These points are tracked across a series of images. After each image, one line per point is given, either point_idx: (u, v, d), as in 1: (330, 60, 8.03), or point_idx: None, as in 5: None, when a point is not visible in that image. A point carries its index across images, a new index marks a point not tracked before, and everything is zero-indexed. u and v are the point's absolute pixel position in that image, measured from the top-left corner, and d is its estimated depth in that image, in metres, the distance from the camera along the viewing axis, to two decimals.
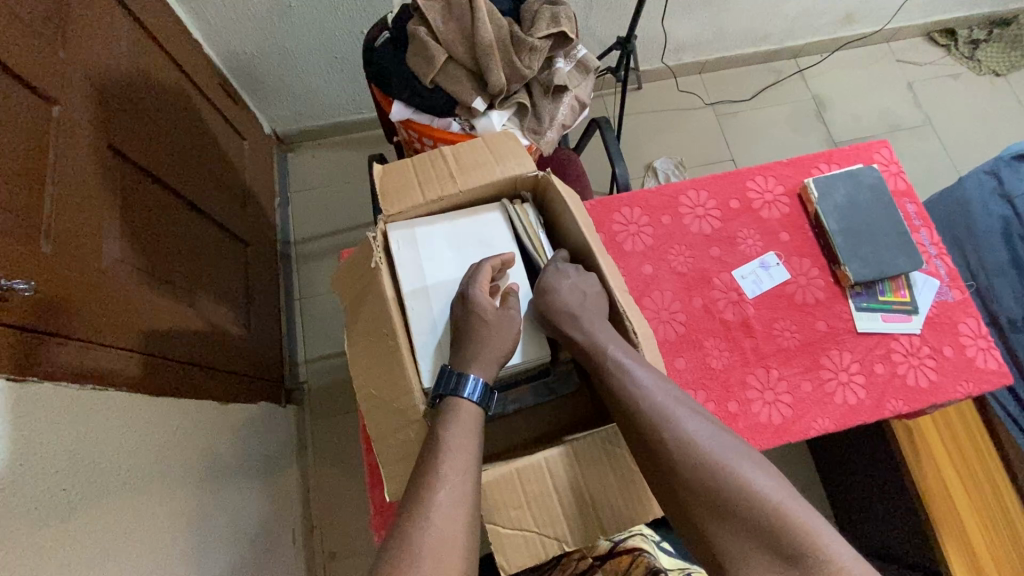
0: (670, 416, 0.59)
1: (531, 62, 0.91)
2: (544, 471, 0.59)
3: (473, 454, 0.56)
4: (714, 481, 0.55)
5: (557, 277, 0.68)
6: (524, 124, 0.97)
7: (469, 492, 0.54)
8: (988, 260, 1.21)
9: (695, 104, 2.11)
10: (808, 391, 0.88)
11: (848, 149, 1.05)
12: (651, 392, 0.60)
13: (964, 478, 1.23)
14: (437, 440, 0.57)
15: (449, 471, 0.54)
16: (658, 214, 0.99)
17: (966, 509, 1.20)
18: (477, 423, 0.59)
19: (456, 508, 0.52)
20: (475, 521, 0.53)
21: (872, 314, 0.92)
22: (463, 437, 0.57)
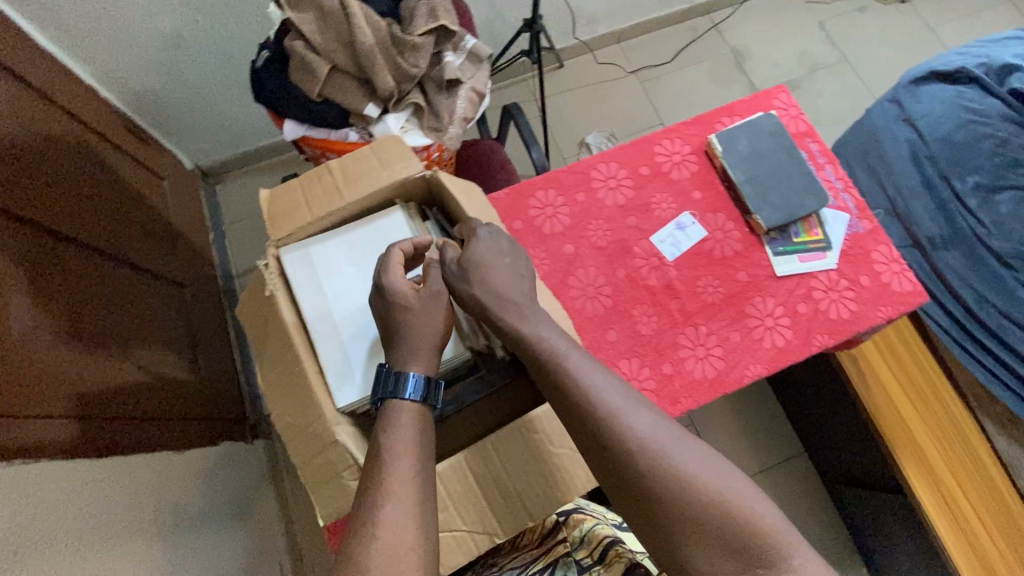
0: (633, 423, 0.56)
1: (417, 61, 0.90)
2: (466, 471, 0.60)
3: (416, 458, 0.55)
4: (676, 488, 0.53)
5: (478, 245, 0.65)
6: (424, 124, 0.95)
7: (415, 497, 0.53)
8: (902, 185, 1.23)
9: (618, 74, 2.12)
10: (738, 341, 0.90)
11: (747, 100, 1.06)
12: (606, 404, 0.57)
13: (912, 395, 1.28)
14: (380, 453, 0.55)
15: (392, 483, 0.53)
16: (572, 192, 1.00)
17: (918, 424, 1.26)
18: (418, 420, 0.58)
19: (403, 519, 0.51)
20: (424, 524, 0.52)
21: (789, 258, 0.95)
22: (404, 441, 0.56)
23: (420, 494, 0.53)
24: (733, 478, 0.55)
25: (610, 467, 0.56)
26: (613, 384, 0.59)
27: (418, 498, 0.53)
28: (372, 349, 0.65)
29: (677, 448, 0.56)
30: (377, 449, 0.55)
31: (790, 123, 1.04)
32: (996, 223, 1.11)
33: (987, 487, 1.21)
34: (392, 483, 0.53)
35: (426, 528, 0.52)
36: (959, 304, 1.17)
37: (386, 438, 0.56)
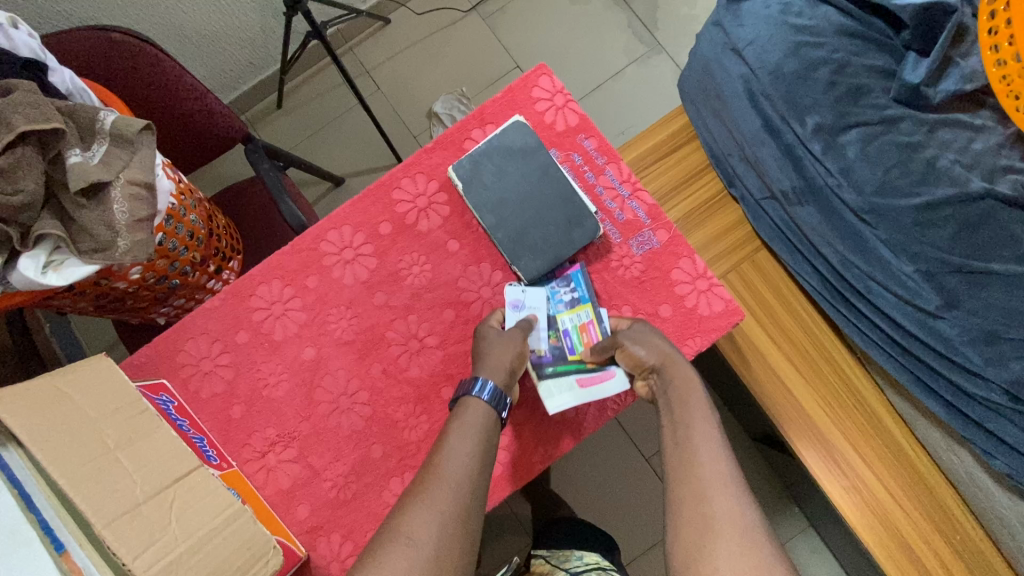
0: (722, 487, 0.59)
1: (18, 183, 0.68)
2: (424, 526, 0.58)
3: (469, 448, 0.64)
4: (735, 550, 0.55)
5: (646, 331, 0.72)
6: (80, 249, 0.73)
7: (458, 483, 0.62)
8: (744, 131, 1.00)
9: (455, 17, 1.77)
10: (521, 426, 0.75)
11: (502, 96, 0.82)
12: (710, 469, 0.61)
13: (806, 372, 1.08)
14: (440, 455, 0.64)
15: (439, 480, 0.62)
16: (302, 277, 0.80)
17: (815, 404, 1.06)
18: (491, 413, 0.68)
19: (433, 517, 0.59)
20: (451, 511, 0.60)
21: (562, 382, 0.73)
22: (465, 432, 0.66)
23: (457, 484, 0.62)
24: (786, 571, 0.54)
25: (687, 512, 0.59)
26: (719, 446, 0.63)
27: (460, 487, 0.62)
28: None
29: (747, 522, 0.57)
30: (437, 454, 0.64)
31: (556, 119, 0.81)
32: (845, 171, 0.92)
33: (898, 457, 1.03)
34: (437, 481, 0.61)
35: (452, 516, 0.59)
36: (825, 261, 0.98)
37: (444, 447, 0.65)
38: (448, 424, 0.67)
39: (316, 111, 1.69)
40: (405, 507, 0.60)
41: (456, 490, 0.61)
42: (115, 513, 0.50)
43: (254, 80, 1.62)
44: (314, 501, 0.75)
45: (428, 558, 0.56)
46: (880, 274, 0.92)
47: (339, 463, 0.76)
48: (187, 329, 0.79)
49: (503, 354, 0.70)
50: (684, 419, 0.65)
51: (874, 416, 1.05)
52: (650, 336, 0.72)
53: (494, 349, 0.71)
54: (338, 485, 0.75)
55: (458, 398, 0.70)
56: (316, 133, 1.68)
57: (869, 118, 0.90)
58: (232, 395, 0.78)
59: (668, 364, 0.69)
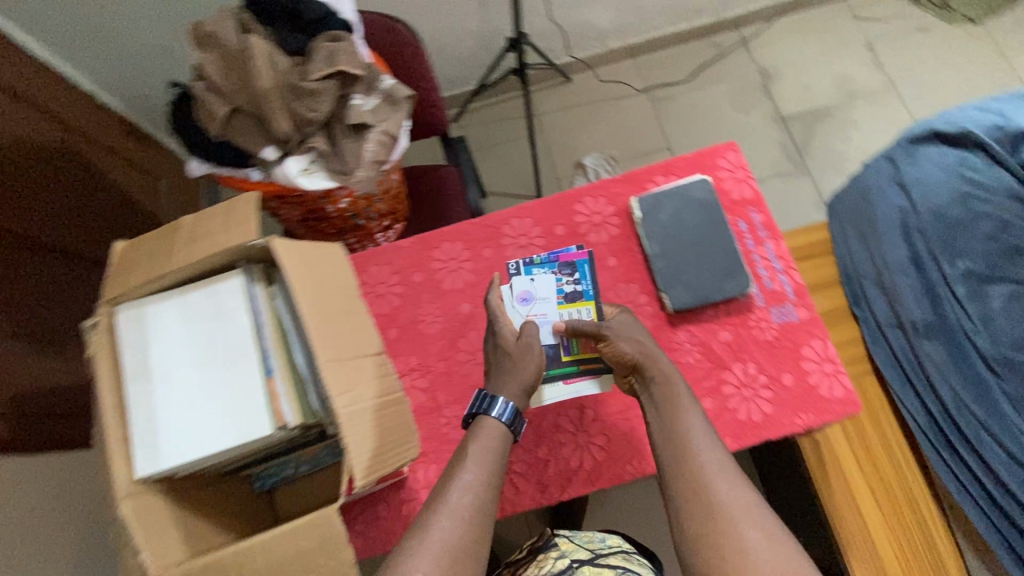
0: (731, 507, 0.62)
1: (317, 105, 0.87)
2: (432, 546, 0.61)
3: (479, 478, 0.67)
4: (741, 536, 0.60)
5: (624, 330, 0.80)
6: (330, 167, 0.92)
7: (464, 514, 0.64)
8: (890, 258, 1.08)
9: (627, 91, 1.98)
10: (625, 433, 0.82)
11: (691, 157, 0.95)
12: (716, 493, 0.63)
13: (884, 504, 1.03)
14: (452, 477, 0.68)
15: (445, 511, 0.64)
16: (480, 247, 0.94)
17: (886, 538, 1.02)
18: (499, 438, 0.72)
19: (450, 530, 0.63)
20: (463, 532, 0.63)
21: (551, 382, 0.84)
22: (475, 461, 0.69)
23: (466, 516, 0.64)
24: (787, 543, 0.60)
25: (691, 506, 0.64)
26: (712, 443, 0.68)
27: (468, 511, 0.65)
28: (181, 418, 0.65)
29: (750, 503, 0.62)
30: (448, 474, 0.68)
31: (733, 188, 0.92)
32: (986, 320, 0.99)
33: None
34: (445, 510, 0.64)
35: (460, 546, 0.62)
36: (939, 404, 1.02)
37: (455, 469, 0.68)
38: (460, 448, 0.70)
39: (485, 132, 1.92)
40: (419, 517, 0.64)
41: (464, 517, 0.64)
42: (333, 354, 0.63)
43: (446, 92, 1.88)
44: (429, 431, 0.85)
45: None
46: (998, 427, 0.97)
47: (459, 406, 0.86)
48: (376, 256, 0.95)
49: (522, 365, 0.78)
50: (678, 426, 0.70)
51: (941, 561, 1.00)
52: (629, 330, 0.80)
53: (516, 362, 0.78)
54: (452, 425, 0.85)
55: (475, 416, 0.75)
56: (479, 149, 1.91)
57: (1016, 279, 0.99)
58: (392, 321, 0.92)
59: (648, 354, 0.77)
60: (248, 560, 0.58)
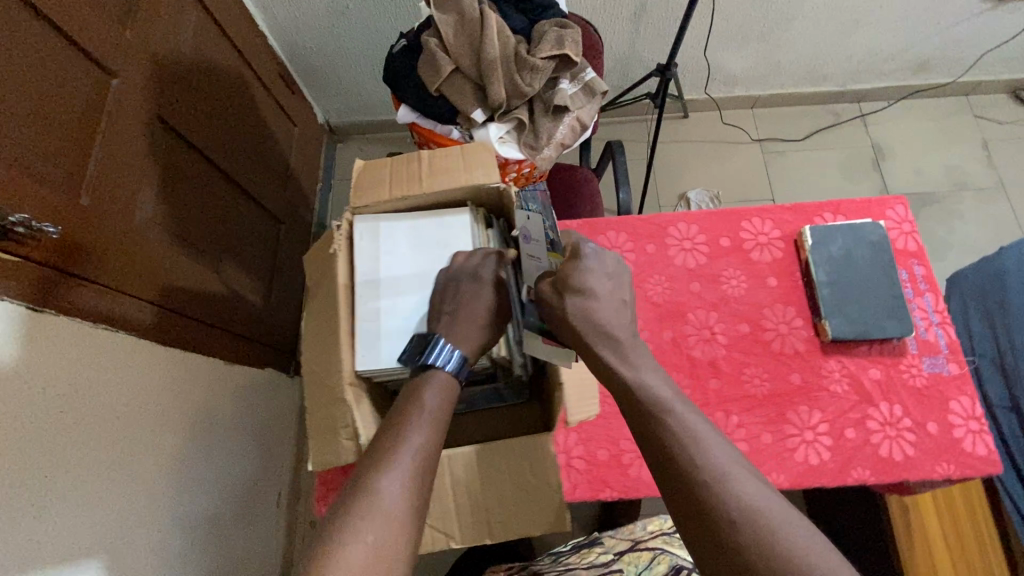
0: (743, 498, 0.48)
1: (532, 81, 0.94)
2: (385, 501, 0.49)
3: (431, 437, 0.55)
4: (765, 543, 0.45)
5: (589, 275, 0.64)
6: (522, 140, 0.99)
7: (414, 470, 0.52)
8: (1018, 340, 1.10)
9: (741, 138, 2.05)
10: (766, 443, 0.85)
11: (859, 202, 0.99)
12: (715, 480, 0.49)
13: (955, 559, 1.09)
14: (392, 445, 0.53)
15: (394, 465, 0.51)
16: (645, 242, 0.99)
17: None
18: (449, 406, 0.59)
19: (386, 520, 0.48)
20: (397, 528, 0.48)
21: None
22: (425, 413, 0.57)
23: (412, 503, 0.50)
24: (841, 558, 0.45)
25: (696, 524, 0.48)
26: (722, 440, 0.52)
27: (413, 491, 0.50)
28: (401, 328, 0.69)
29: (752, 492, 0.48)
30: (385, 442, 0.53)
31: (898, 239, 0.96)
32: None
33: None
34: (397, 464, 0.51)
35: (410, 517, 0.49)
36: None
37: (397, 436, 0.53)
38: (399, 411, 0.56)
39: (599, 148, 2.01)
40: (350, 493, 0.49)
41: (406, 504, 0.49)
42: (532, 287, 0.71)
43: None
44: None
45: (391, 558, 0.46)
46: None
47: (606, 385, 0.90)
48: None
49: (473, 311, 0.66)
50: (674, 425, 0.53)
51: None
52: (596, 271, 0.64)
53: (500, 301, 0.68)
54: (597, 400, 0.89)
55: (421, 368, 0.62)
56: None
57: None
58: None
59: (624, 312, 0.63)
60: (472, 477, 0.60)
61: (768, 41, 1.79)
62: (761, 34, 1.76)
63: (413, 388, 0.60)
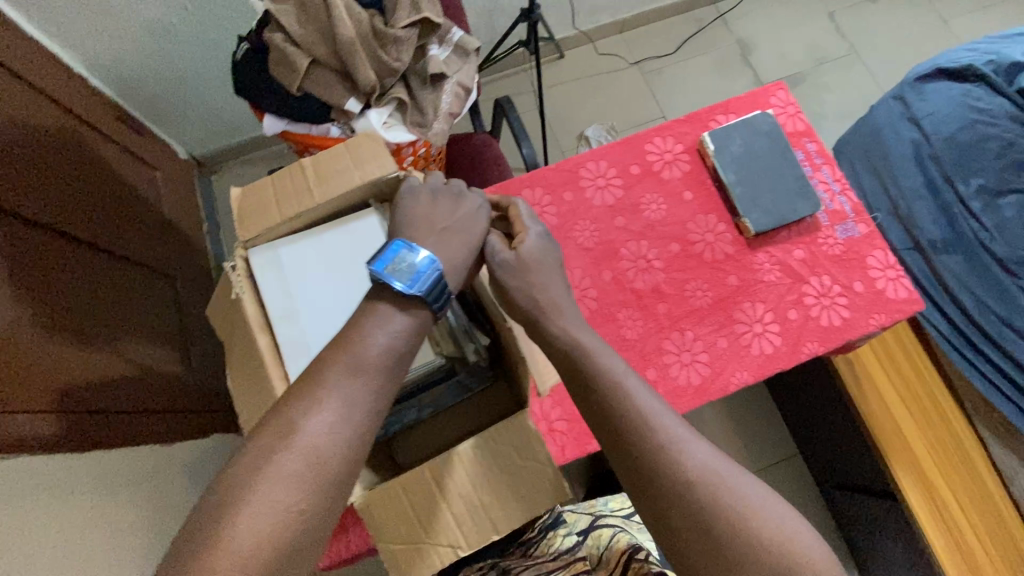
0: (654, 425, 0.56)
1: (399, 54, 0.87)
2: (318, 446, 0.48)
3: (374, 376, 0.53)
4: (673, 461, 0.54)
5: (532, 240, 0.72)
6: (408, 120, 0.93)
7: (349, 410, 0.50)
8: (906, 187, 1.19)
9: (619, 65, 2.07)
10: (723, 348, 0.88)
11: (744, 97, 1.03)
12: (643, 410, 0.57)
13: (912, 407, 1.24)
14: (309, 398, 0.50)
15: (329, 405, 0.50)
16: (561, 190, 0.97)
17: (914, 430, 1.23)
18: (389, 342, 0.55)
19: (305, 469, 0.47)
20: (301, 490, 0.46)
21: None
22: (368, 350, 0.54)
23: (328, 462, 0.48)
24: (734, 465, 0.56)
25: (656, 507, 0.54)
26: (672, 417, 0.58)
27: (327, 448, 0.48)
28: None
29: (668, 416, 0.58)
30: (314, 383, 0.51)
31: (786, 122, 1.00)
32: (998, 227, 1.07)
33: (993, 517, 1.17)
34: (331, 406, 0.50)
35: (335, 459, 0.48)
36: (959, 309, 1.13)
37: (325, 380, 0.51)
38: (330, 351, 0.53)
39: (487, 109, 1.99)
40: (264, 444, 0.48)
41: (329, 451, 0.48)
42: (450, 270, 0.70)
43: None
44: None
45: (311, 500, 0.46)
46: (1018, 318, 1.07)
47: None
48: None
49: (455, 226, 0.65)
50: (623, 400, 0.58)
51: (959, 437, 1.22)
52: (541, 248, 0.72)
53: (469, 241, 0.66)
54: None
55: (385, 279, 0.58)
56: None
57: None
58: None
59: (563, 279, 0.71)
60: (461, 491, 0.57)
61: None
62: None
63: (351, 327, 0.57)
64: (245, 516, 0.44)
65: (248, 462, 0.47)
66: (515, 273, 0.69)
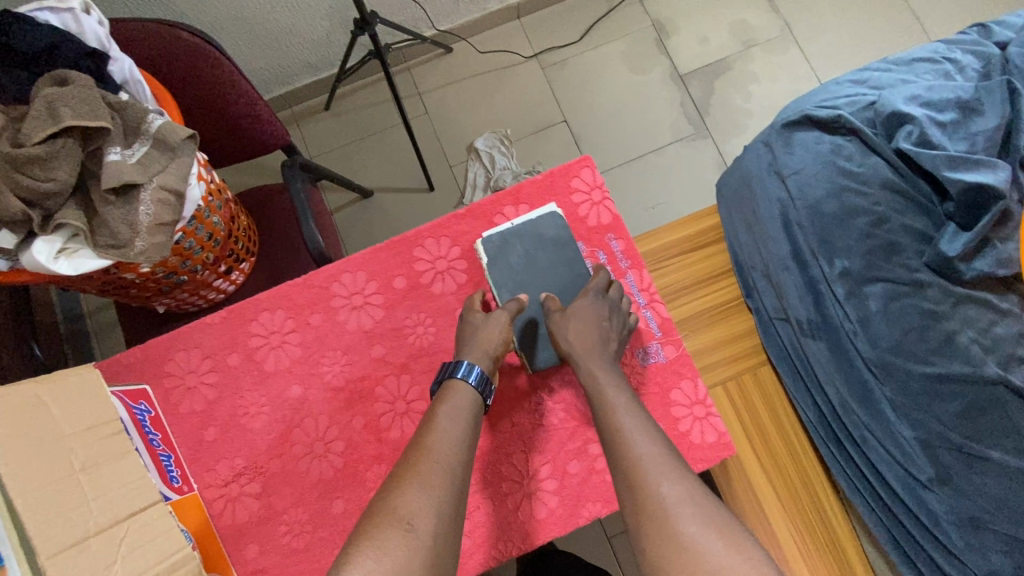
0: (650, 471, 0.61)
1: (52, 172, 0.69)
2: (426, 494, 0.60)
3: (461, 433, 0.66)
4: (652, 502, 0.59)
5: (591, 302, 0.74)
6: (98, 242, 0.73)
7: (450, 465, 0.63)
8: (772, 253, 0.99)
9: (514, 58, 1.79)
10: (487, 512, 0.74)
11: (541, 179, 0.82)
12: (642, 453, 0.63)
13: (794, 516, 0.98)
14: (415, 480, 0.61)
15: (431, 457, 0.63)
16: (307, 313, 0.80)
17: (794, 545, 0.97)
18: (462, 437, 0.66)
19: (427, 507, 0.59)
20: (412, 553, 0.56)
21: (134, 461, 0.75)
22: (454, 416, 0.67)
23: (433, 531, 0.58)
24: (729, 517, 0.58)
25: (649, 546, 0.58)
26: (668, 465, 0.62)
27: (442, 503, 0.61)
28: None
29: (663, 459, 0.62)
30: (423, 441, 0.65)
31: (589, 213, 0.81)
32: (863, 321, 0.89)
33: None
34: (430, 462, 0.63)
35: (446, 503, 0.61)
36: (827, 402, 0.96)
37: (430, 439, 0.65)
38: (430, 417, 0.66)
39: (360, 121, 1.74)
40: (389, 492, 0.61)
41: (440, 492, 0.61)
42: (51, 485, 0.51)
43: (308, 79, 1.67)
44: (266, 543, 0.73)
45: (428, 545, 0.57)
46: (879, 429, 0.90)
47: (299, 509, 0.74)
48: (182, 339, 0.79)
49: (487, 336, 0.73)
50: (623, 438, 0.64)
51: (836, 539, 0.97)
52: (586, 313, 0.73)
53: (483, 330, 0.74)
54: (293, 533, 0.73)
55: (442, 380, 0.72)
56: (355, 143, 1.73)
57: (898, 276, 0.86)
58: (210, 416, 0.77)
59: (606, 338, 0.72)
60: None
61: None
62: None
63: (426, 425, 0.67)
64: (367, 553, 0.55)
65: (380, 503, 0.60)
66: (564, 324, 0.73)
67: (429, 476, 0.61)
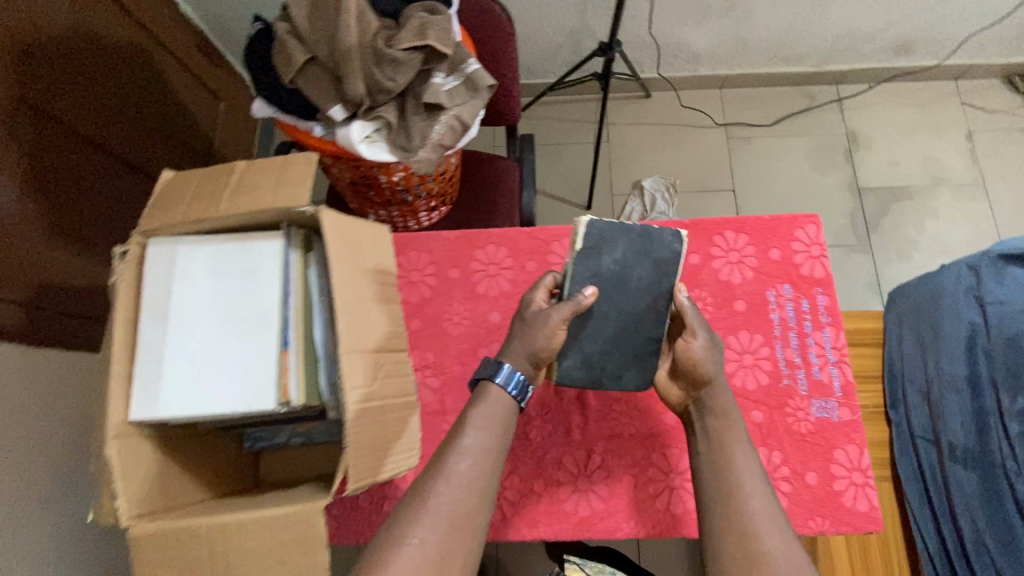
0: (758, 527, 0.62)
1: (395, 75, 0.84)
2: (434, 510, 0.60)
3: (483, 446, 0.65)
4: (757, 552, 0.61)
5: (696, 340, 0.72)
6: (393, 141, 0.88)
7: (465, 480, 0.62)
8: (943, 371, 1.01)
9: (705, 122, 1.90)
10: (628, 488, 0.78)
11: (767, 219, 0.89)
12: (750, 505, 0.64)
13: None
14: (423, 493, 0.61)
15: (447, 475, 0.63)
16: (525, 258, 0.90)
17: None
18: (483, 451, 0.65)
19: (432, 526, 0.59)
20: (419, 565, 0.57)
21: None
22: (479, 429, 0.66)
23: (438, 550, 0.58)
24: None
25: None
26: (777, 522, 0.63)
27: (450, 522, 0.60)
28: (189, 374, 0.62)
29: (771, 514, 0.63)
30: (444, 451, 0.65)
31: (804, 263, 0.86)
32: None
33: None
34: (444, 478, 0.62)
35: (454, 523, 0.60)
36: (955, 535, 0.96)
37: (450, 451, 0.64)
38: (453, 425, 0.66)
39: (549, 130, 1.90)
40: (405, 501, 0.61)
41: (456, 508, 0.60)
42: (357, 303, 0.63)
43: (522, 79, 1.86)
44: (430, 432, 0.81)
45: (432, 560, 0.57)
46: None
47: None
48: (418, 242, 0.91)
49: (531, 339, 0.72)
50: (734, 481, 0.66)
51: None
52: (703, 351, 0.72)
53: (529, 332, 0.72)
54: None
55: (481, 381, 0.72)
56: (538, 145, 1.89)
57: None
58: (418, 310, 0.88)
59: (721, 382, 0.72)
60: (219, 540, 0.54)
61: (731, 16, 1.62)
62: (723, 8, 1.59)
63: (454, 434, 0.67)
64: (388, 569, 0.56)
65: (400, 508, 0.61)
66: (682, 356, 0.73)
67: (438, 493, 0.61)
